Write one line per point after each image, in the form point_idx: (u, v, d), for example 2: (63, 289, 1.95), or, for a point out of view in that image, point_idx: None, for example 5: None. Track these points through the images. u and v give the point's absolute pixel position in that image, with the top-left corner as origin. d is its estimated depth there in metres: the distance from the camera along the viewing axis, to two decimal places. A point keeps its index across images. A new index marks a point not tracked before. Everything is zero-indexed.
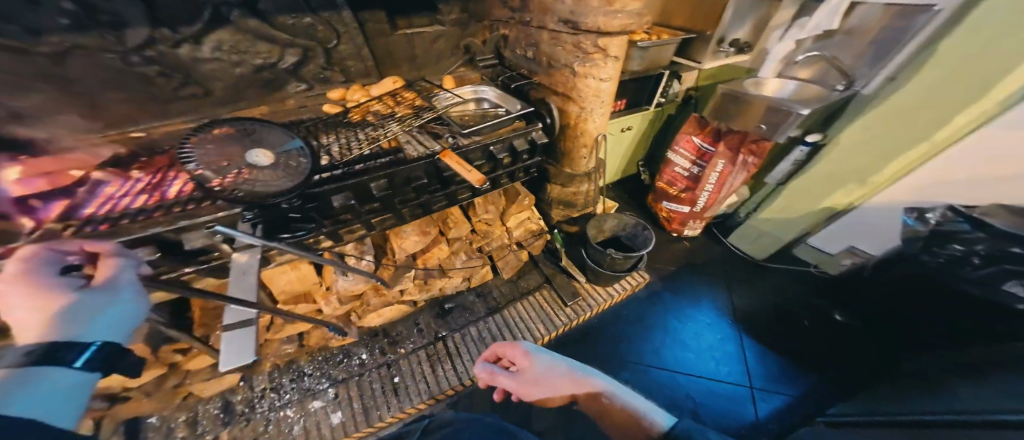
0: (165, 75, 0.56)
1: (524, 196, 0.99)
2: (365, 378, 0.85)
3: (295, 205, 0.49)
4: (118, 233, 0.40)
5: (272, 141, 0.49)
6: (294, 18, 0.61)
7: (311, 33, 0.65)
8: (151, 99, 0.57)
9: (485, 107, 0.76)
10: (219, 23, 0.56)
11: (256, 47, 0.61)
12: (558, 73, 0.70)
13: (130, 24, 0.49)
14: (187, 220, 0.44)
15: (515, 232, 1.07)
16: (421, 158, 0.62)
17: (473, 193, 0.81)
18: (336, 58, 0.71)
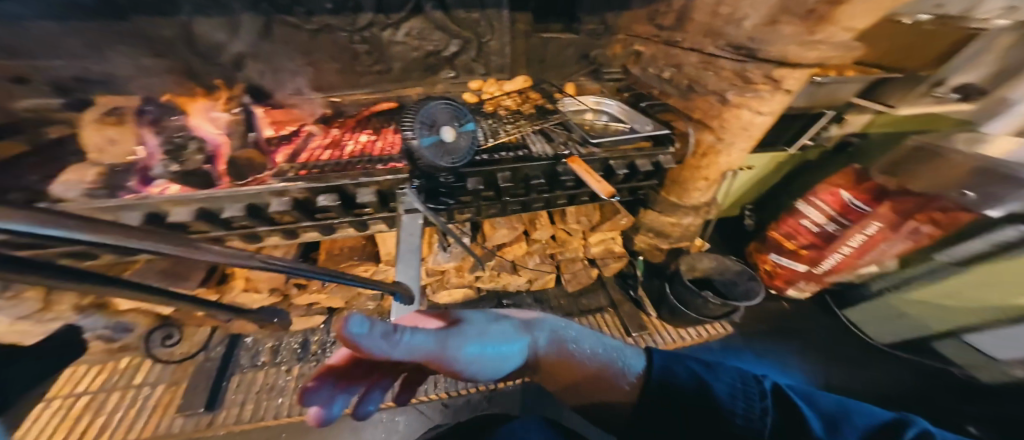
0: (368, 52, 0.80)
1: (623, 215, 0.96)
2: None
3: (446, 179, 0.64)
4: (322, 178, 0.58)
5: (450, 117, 0.57)
6: (467, 12, 0.79)
7: (474, 27, 0.82)
8: (355, 66, 0.82)
9: (605, 119, 0.77)
10: (416, 13, 0.77)
11: (433, 35, 0.81)
12: (701, 100, 0.67)
13: (364, 11, 0.74)
14: (366, 178, 0.60)
15: (593, 248, 1.06)
16: (545, 158, 0.69)
17: (571, 200, 0.84)
18: (484, 51, 0.87)
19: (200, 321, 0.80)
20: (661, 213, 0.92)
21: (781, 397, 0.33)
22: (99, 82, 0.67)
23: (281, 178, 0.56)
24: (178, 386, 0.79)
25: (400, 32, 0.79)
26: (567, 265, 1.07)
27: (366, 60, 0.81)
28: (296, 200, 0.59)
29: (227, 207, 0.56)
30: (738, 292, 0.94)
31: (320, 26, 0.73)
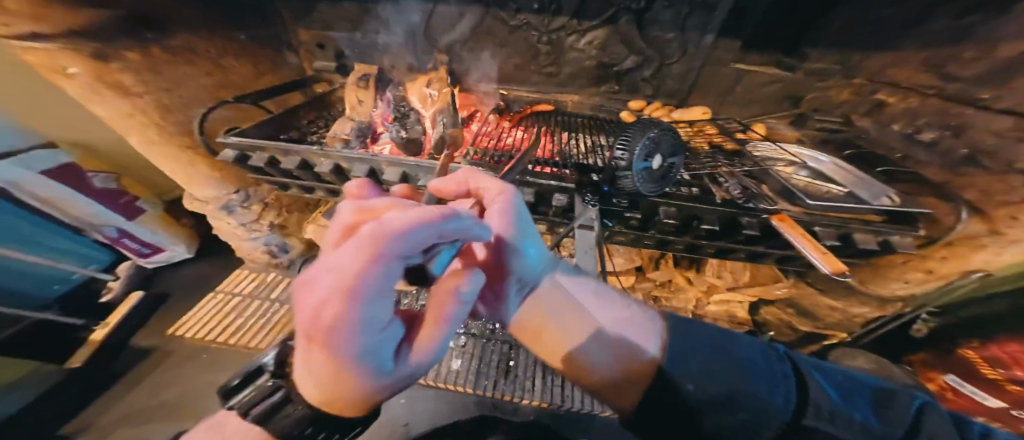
0: (547, 52, 0.97)
1: (782, 286, 0.97)
2: (486, 344, 1.07)
3: (624, 204, 0.66)
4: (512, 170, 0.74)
5: (667, 148, 0.56)
6: (660, 33, 0.87)
7: (664, 46, 0.90)
8: (533, 64, 1.01)
9: (803, 174, 0.77)
10: (608, 23, 0.87)
11: (612, 49, 0.92)
12: (991, 179, 0.56)
13: (560, 15, 0.88)
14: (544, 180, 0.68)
15: (712, 306, 1.06)
16: (730, 205, 0.65)
17: (718, 251, 0.80)
18: (664, 72, 0.96)
19: None
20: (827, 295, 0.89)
21: (798, 366, 0.34)
22: (362, 50, 1.09)
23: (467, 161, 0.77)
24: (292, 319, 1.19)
25: (585, 39, 0.91)
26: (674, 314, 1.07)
27: (542, 59, 0.98)
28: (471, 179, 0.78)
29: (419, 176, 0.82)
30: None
31: (521, 23, 0.91)
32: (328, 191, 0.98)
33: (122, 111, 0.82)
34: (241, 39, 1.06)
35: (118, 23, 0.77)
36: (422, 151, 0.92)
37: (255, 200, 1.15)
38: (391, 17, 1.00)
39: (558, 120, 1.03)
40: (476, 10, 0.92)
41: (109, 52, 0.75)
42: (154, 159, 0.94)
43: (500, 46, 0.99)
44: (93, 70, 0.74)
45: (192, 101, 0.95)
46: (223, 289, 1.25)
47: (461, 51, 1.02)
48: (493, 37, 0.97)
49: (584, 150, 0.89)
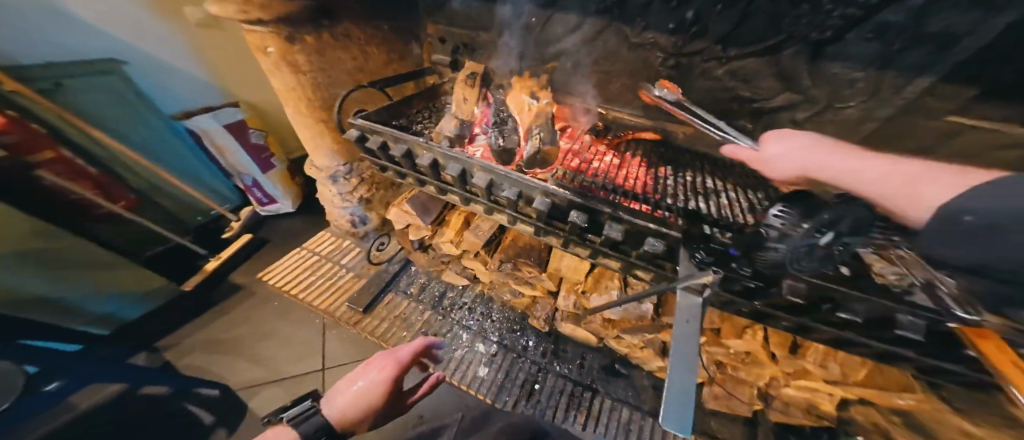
0: (670, 76, 0.86)
1: (910, 399, 0.72)
2: (520, 359, 1.33)
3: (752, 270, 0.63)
4: (619, 208, 0.76)
5: (848, 226, 0.47)
6: (841, 68, 0.66)
7: (844, 85, 0.68)
8: (646, 87, 0.92)
9: None
10: (771, 52, 0.70)
11: (760, 82, 0.77)
12: None
13: (700, 39, 0.76)
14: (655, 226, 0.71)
15: (794, 389, 0.94)
16: (889, 297, 0.53)
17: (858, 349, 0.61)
18: (828, 117, 0.74)
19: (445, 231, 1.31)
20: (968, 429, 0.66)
21: None
22: (475, 49, 1.13)
23: (557, 183, 0.81)
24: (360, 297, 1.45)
25: (726, 68, 0.78)
26: (733, 385, 1.05)
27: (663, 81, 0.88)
28: (553, 203, 0.83)
29: (503, 185, 0.87)
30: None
31: (646, 42, 0.83)
32: (417, 181, 1.04)
33: (290, 84, 1.13)
34: (385, 32, 1.20)
35: (312, 14, 0.99)
36: (511, 162, 0.94)
37: (355, 174, 1.48)
38: (512, 22, 1.00)
39: (663, 151, 0.96)
40: (597, 22, 0.86)
41: (297, 37, 1.02)
42: (297, 120, 1.25)
43: (617, 64, 0.92)
44: (282, 50, 1.03)
45: (339, 80, 1.19)
46: (308, 247, 1.68)
47: (572, 60, 0.98)
48: (608, 53, 0.91)
49: (687, 191, 0.84)
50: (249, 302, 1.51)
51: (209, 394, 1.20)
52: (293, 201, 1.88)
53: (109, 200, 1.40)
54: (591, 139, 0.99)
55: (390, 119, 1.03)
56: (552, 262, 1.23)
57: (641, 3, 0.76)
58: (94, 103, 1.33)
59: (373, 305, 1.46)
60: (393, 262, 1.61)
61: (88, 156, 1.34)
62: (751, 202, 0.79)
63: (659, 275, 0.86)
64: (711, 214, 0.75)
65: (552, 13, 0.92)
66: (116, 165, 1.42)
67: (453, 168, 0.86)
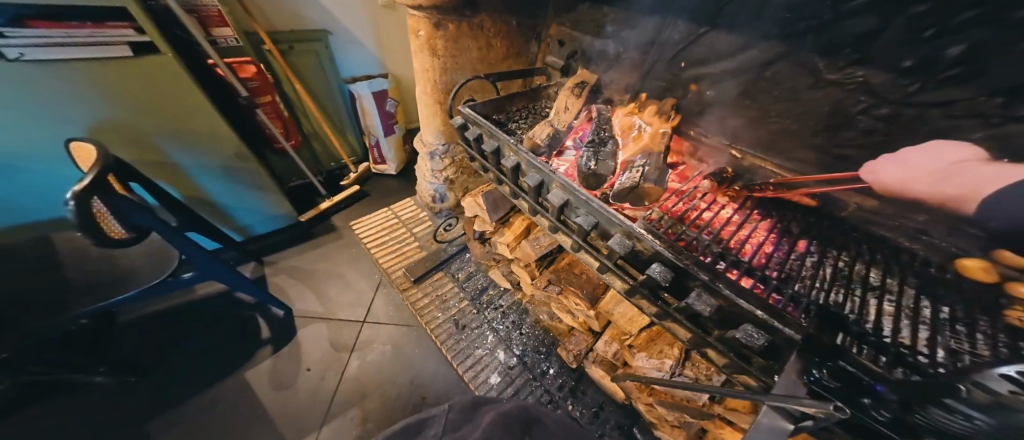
0: (869, 133, 0.58)
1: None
2: (533, 386, 1.20)
3: (886, 413, 0.43)
4: (719, 278, 0.58)
5: None
6: None
7: None
8: (819, 140, 0.66)
9: None
10: None
11: None
12: None
13: (953, 91, 0.47)
14: (770, 317, 0.51)
15: None
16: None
17: None
18: None
19: (505, 231, 1.27)
20: None
21: None
22: (593, 56, 1.04)
23: (645, 227, 0.66)
24: (424, 264, 1.55)
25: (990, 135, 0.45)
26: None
27: (852, 135, 0.61)
28: (633, 247, 0.67)
29: (579, 210, 0.76)
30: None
31: (845, 80, 0.58)
32: (496, 179, 1.01)
33: (424, 66, 1.24)
34: (513, 25, 1.19)
35: (456, 5, 1.05)
36: (597, 188, 0.81)
37: (449, 155, 1.56)
38: (650, 33, 0.87)
39: (807, 224, 0.71)
40: (774, 47, 0.66)
41: (442, 23, 1.10)
42: (421, 97, 1.36)
43: (782, 101, 0.69)
44: (427, 34, 1.13)
45: (462, 69, 1.25)
46: (393, 208, 1.89)
47: (714, 87, 0.80)
48: (773, 86, 0.69)
49: (823, 280, 0.62)
50: (334, 240, 1.76)
51: (276, 314, 1.42)
52: (395, 165, 2.12)
53: (286, 137, 1.81)
54: (710, 186, 0.79)
55: (490, 113, 1.03)
56: (604, 303, 1.04)
57: (862, 30, 0.53)
58: (304, 64, 1.72)
59: (423, 278, 1.52)
60: (453, 244, 1.67)
61: (289, 106, 1.78)
62: (936, 323, 0.50)
63: (739, 369, 0.63)
64: (857, 321, 0.53)
65: (707, 30, 0.75)
66: (301, 115, 1.85)
67: (532, 178, 0.79)
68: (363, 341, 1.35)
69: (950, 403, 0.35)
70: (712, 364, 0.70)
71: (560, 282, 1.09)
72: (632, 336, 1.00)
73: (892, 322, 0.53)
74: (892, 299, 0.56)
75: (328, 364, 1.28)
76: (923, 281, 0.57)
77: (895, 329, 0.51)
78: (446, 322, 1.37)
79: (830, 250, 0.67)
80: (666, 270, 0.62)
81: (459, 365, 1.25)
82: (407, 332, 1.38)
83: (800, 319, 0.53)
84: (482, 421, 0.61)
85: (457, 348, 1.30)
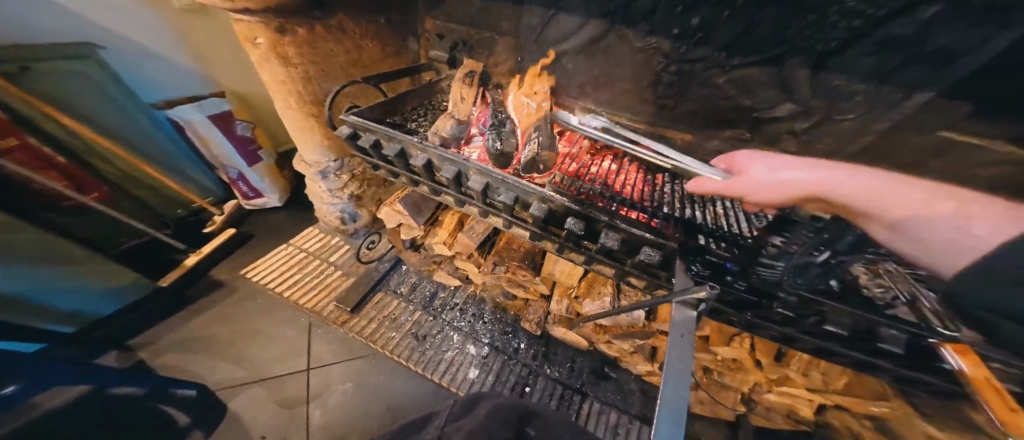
0: (669, 83, 0.83)
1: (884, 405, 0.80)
2: (508, 364, 1.28)
3: (743, 288, 0.61)
4: (620, 216, 0.72)
5: (841, 247, 0.53)
6: (846, 81, 0.64)
7: (844, 99, 0.66)
8: (643, 94, 0.90)
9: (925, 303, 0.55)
10: (779, 59, 0.67)
11: (760, 93, 0.73)
12: None
13: (701, 47, 0.73)
14: (657, 238, 0.67)
15: (772, 395, 1.00)
16: (874, 313, 0.51)
17: (856, 350, 0.55)
18: (823, 129, 0.72)
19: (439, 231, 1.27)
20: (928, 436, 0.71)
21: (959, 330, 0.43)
22: (473, 47, 1.12)
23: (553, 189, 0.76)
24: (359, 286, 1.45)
25: (728, 76, 0.75)
26: (717, 389, 1.11)
27: (662, 88, 0.85)
28: (549, 209, 0.78)
29: (499, 189, 0.84)
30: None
31: (649, 46, 0.80)
32: (411, 180, 1.01)
33: (278, 77, 1.08)
34: (381, 23, 1.16)
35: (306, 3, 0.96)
36: (508, 166, 0.91)
37: (346, 169, 1.44)
38: (514, 21, 0.99)
39: (664, 159, 0.92)
40: (601, 25, 0.85)
41: (287, 27, 0.97)
42: (286, 114, 1.20)
43: (617, 67, 0.90)
44: (271, 41, 0.98)
45: (331, 75, 1.17)
46: (293, 243, 1.62)
47: (570, 63, 0.97)
48: (609, 56, 0.89)
49: (681, 202, 0.82)
50: (227, 300, 1.43)
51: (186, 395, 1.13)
52: (278, 195, 1.80)
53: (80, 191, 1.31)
54: (589, 144, 0.98)
55: (382, 116, 1.00)
56: (545, 266, 1.20)
57: (646, 7, 0.75)
58: (61, 86, 1.21)
59: (361, 305, 1.40)
60: (383, 260, 1.56)
61: (50, 140, 1.22)
62: (748, 216, 0.79)
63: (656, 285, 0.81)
64: (707, 225, 0.75)
65: (554, 14, 0.90)
66: (82, 153, 1.31)
67: (449, 171, 0.83)
68: (318, 387, 1.21)
69: (765, 261, 0.59)
70: (640, 289, 0.89)
71: (508, 259, 1.19)
72: (576, 287, 1.18)
73: (733, 220, 0.78)
74: (723, 206, 0.82)
75: (284, 424, 1.11)
76: None
77: (740, 226, 0.75)
78: (405, 338, 1.32)
79: (681, 172, 0.90)
80: (584, 224, 0.74)
81: (433, 373, 1.24)
82: (365, 363, 1.29)
83: (672, 231, 0.71)
84: (479, 414, 0.66)
85: (425, 359, 1.27)
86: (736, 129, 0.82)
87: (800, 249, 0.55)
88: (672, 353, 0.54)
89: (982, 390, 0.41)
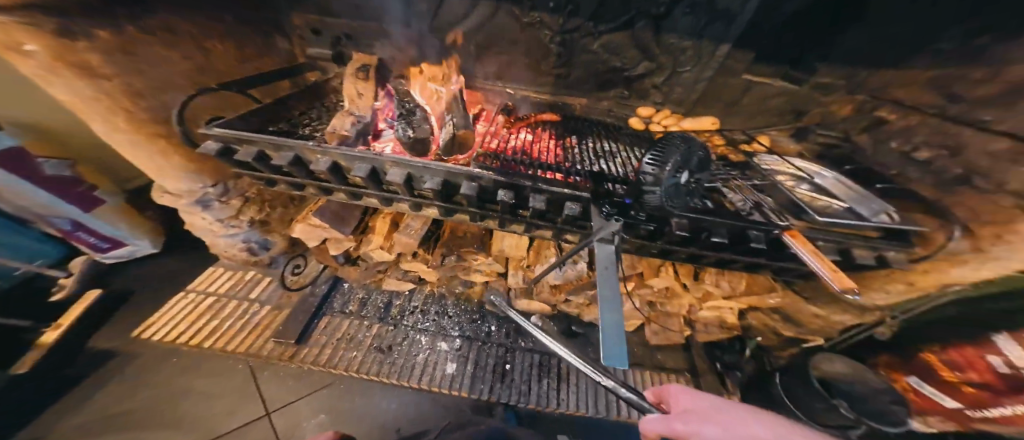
0: (557, 54, 0.93)
1: (775, 295, 0.96)
2: (485, 348, 1.21)
3: (644, 219, 0.69)
4: (535, 176, 0.74)
5: (693, 165, 0.54)
6: (677, 39, 0.82)
7: (679, 53, 0.85)
8: (539, 68, 0.99)
9: (807, 188, 0.70)
10: (626, 26, 0.82)
11: (626, 55, 0.89)
12: (984, 199, 0.54)
13: (574, 18, 0.84)
14: (569, 190, 0.71)
15: (703, 311, 1.09)
16: (739, 219, 0.64)
17: (730, 248, 0.74)
18: (674, 79, 0.91)
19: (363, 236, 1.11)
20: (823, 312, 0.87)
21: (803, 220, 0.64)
22: (359, 40, 1.03)
23: (480, 166, 0.71)
24: (277, 312, 1.18)
25: (599, 42, 0.88)
26: (667, 318, 1.13)
27: (553, 59, 0.95)
28: (480, 186, 0.73)
29: None
30: (877, 419, 0.65)
31: (534, 21, 0.87)
32: (292, 184, 0.75)
33: (83, 100, 0.66)
34: (230, 21, 0.89)
35: None
36: (427, 153, 0.83)
37: (235, 194, 0.96)
38: (396, 7, 0.94)
39: (571, 125, 1.02)
40: (486, 5, 0.88)
41: (77, 30, 0.59)
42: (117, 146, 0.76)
43: (511, 43, 0.95)
44: (57, 51, 0.58)
45: (167, 88, 0.78)
46: (194, 288, 1.20)
47: (468, 47, 0.99)
48: (502, 34, 0.93)
49: (593, 157, 0.89)
50: (129, 368, 1.08)
51: None
52: (151, 238, 1.21)
53: None
54: (503, 120, 1.00)
55: (260, 125, 0.72)
56: (494, 244, 1.14)
57: None
58: None
59: (307, 334, 1.14)
60: (318, 284, 1.27)
61: None
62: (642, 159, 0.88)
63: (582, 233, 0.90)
64: (613, 173, 0.81)
65: None
66: None
67: (318, 163, 0.62)
68: (286, 428, 1.07)
69: (645, 194, 0.59)
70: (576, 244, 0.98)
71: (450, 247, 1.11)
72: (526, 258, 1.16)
73: (632, 164, 0.86)
74: (623, 153, 0.91)
75: None
76: (631, 138, 0.97)
77: (637, 166, 0.85)
78: (369, 353, 1.13)
79: (586, 130, 1.00)
80: (503, 190, 0.73)
81: (410, 381, 1.09)
82: (330, 390, 1.16)
83: (585, 183, 0.75)
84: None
85: (395, 370, 1.11)
86: (617, 89, 0.98)
87: (659, 172, 0.52)
88: (600, 283, 0.55)
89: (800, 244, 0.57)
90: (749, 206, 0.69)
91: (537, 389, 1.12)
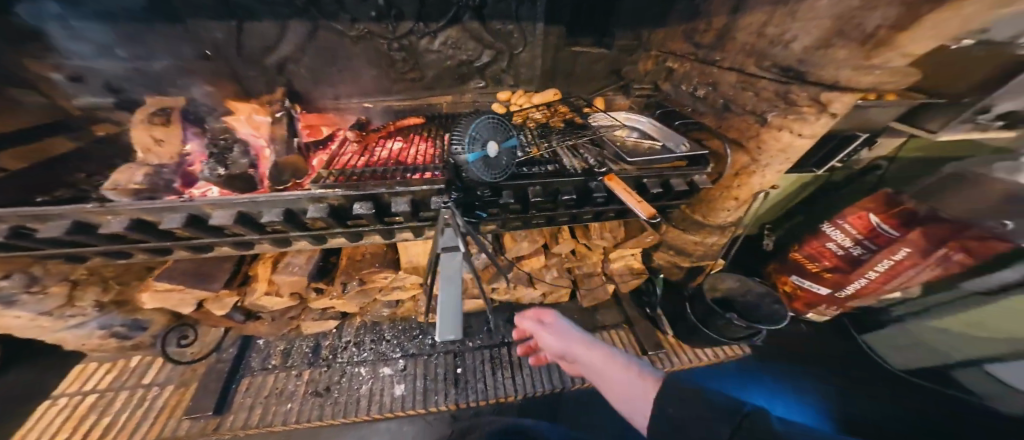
0: (404, 60, 0.94)
1: (648, 235, 1.01)
2: (431, 360, 1.22)
3: (498, 195, 0.72)
4: (387, 178, 0.73)
5: (499, 134, 0.59)
6: (500, 24, 0.88)
7: (509, 37, 0.91)
8: (388, 76, 0.98)
9: (637, 135, 0.81)
10: (454, 21, 0.86)
11: (468, 46, 0.91)
12: (740, 120, 0.69)
13: (406, 20, 0.85)
14: (427, 185, 0.70)
15: (612, 264, 1.18)
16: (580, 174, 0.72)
17: (591, 204, 0.81)
18: (517, 61, 0.97)
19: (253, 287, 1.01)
20: (699, 235, 0.95)
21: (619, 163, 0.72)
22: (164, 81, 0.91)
23: (321, 186, 0.66)
24: (184, 388, 1.07)
25: (438, 40, 0.90)
26: (585, 278, 1.19)
27: (401, 64, 0.95)
28: (332, 207, 0.69)
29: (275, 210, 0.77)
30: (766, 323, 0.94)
31: (363, 32, 0.86)
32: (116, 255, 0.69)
33: None
34: None
35: None
36: (262, 186, 0.76)
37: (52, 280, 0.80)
38: (193, 40, 0.84)
39: (438, 123, 1.02)
40: (304, 23, 0.85)
41: None
42: None
43: (346, 55, 0.92)
44: None
45: None
46: (63, 391, 1.04)
47: (303, 67, 0.94)
48: (335, 50, 0.91)
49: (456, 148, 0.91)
50: None
51: None
52: None
53: None
54: (355, 134, 0.94)
55: (23, 197, 0.61)
56: (402, 256, 1.08)
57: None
58: None
59: (227, 402, 1.05)
60: (225, 348, 1.15)
61: None
62: None
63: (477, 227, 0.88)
64: None
65: (240, 23, 0.82)
66: None
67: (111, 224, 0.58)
68: None
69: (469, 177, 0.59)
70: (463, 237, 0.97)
71: (348, 273, 1.02)
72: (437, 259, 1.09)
73: None
74: None
75: None
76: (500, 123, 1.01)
77: None
78: (306, 402, 1.07)
79: (451, 120, 1.02)
80: (358, 203, 0.69)
81: (358, 413, 1.06)
82: None
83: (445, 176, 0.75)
84: None
85: (341, 406, 1.07)
86: (474, 80, 1.01)
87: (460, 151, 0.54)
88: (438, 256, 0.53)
89: (618, 189, 0.62)
90: (590, 166, 0.75)
91: (493, 383, 1.17)
